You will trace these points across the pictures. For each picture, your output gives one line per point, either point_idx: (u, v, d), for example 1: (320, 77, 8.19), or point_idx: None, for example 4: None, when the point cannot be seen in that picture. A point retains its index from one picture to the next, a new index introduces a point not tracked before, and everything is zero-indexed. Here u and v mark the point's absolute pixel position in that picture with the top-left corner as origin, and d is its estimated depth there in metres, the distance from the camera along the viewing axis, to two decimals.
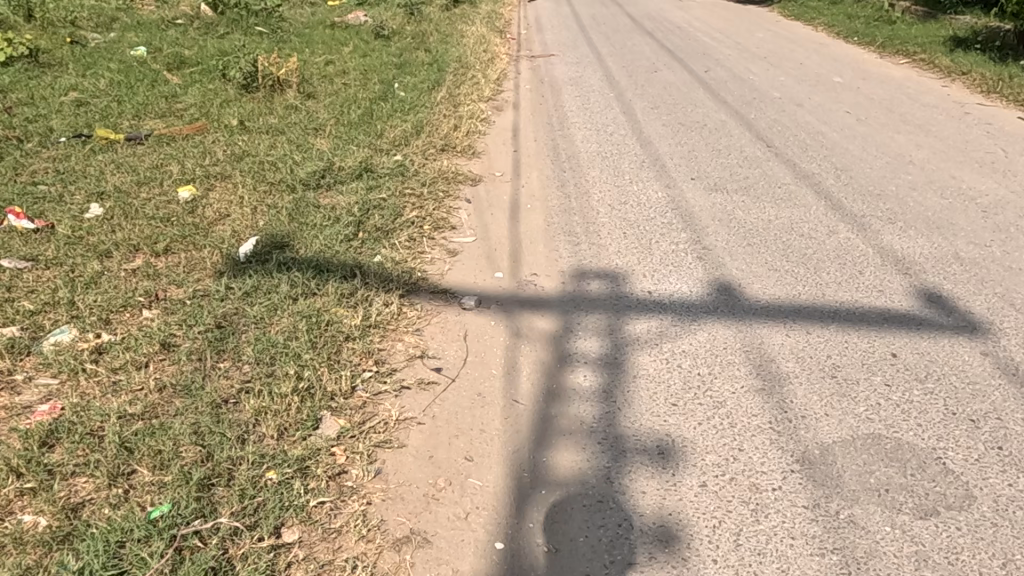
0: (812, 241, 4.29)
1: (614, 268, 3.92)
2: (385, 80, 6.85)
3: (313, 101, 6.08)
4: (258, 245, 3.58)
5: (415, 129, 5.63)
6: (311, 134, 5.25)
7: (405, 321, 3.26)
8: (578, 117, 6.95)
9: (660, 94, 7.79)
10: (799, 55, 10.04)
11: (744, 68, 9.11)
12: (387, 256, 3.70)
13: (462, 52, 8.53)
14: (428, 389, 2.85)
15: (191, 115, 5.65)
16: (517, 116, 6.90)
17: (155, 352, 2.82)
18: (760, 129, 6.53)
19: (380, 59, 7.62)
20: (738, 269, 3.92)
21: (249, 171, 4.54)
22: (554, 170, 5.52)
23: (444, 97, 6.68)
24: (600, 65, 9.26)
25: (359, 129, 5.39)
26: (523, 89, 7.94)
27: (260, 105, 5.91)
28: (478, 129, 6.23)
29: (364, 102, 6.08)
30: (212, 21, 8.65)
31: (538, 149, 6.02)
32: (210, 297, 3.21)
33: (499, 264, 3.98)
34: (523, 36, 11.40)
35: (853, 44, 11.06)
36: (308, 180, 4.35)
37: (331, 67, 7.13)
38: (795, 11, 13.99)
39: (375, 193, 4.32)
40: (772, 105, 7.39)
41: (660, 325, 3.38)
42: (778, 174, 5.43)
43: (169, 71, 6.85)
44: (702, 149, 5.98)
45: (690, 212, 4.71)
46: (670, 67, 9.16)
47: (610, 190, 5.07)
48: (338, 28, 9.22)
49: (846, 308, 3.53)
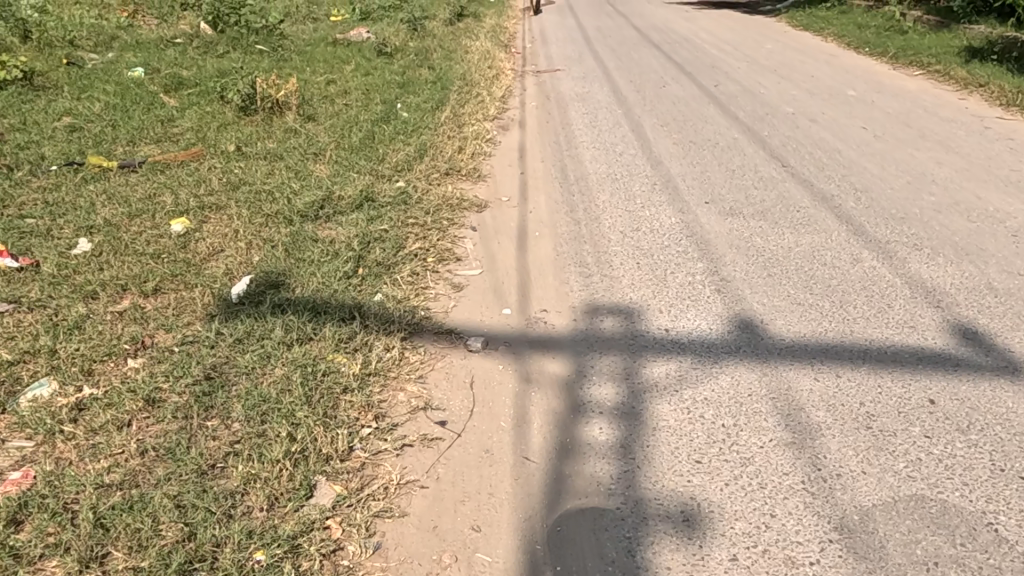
0: (836, 270, 4.08)
1: (629, 303, 3.72)
2: (387, 100, 6.68)
3: (313, 123, 5.91)
4: (252, 285, 3.39)
5: (419, 152, 5.45)
6: (310, 160, 5.07)
7: (407, 368, 3.05)
8: (586, 136, 6.76)
9: (670, 110, 7.60)
10: (810, 67, 9.84)
11: (754, 82, 8.91)
12: (388, 294, 3.51)
13: (466, 69, 8.37)
14: (432, 446, 2.64)
15: (187, 141, 5.48)
16: (524, 135, 6.71)
17: (137, 410, 2.62)
18: (775, 147, 6.32)
19: (382, 77, 7.45)
20: (760, 304, 3.71)
21: (245, 201, 4.36)
22: (562, 194, 5.33)
23: (448, 117, 6.51)
24: (608, 80, 9.07)
25: (361, 153, 5.21)
26: (529, 106, 7.75)
27: (258, 129, 5.73)
28: (483, 150, 6.04)
29: (366, 124, 5.90)
30: (212, 40, 8.50)
31: (546, 171, 5.82)
32: (200, 344, 3.01)
33: (507, 299, 3.77)
34: (528, 50, 11.24)
35: (865, 55, 10.86)
36: (307, 211, 4.17)
37: (332, 87, 6.96)
38: (804, 21, 13.79)
39: (377, 224, 4.13)
40: (785, 121, 7.18)
41: (679, 368, 3.17)
42: (796, 196, 5.22)
43: (166, 93, 6.69)
44: (716, 169, 5.78)
45: (706, 239, 4.50)
46: (678, 81, 8.97)
47: (621, 215, 4.87)
48: (340, 45, 9.07)
49: (876, 348, 3.32)
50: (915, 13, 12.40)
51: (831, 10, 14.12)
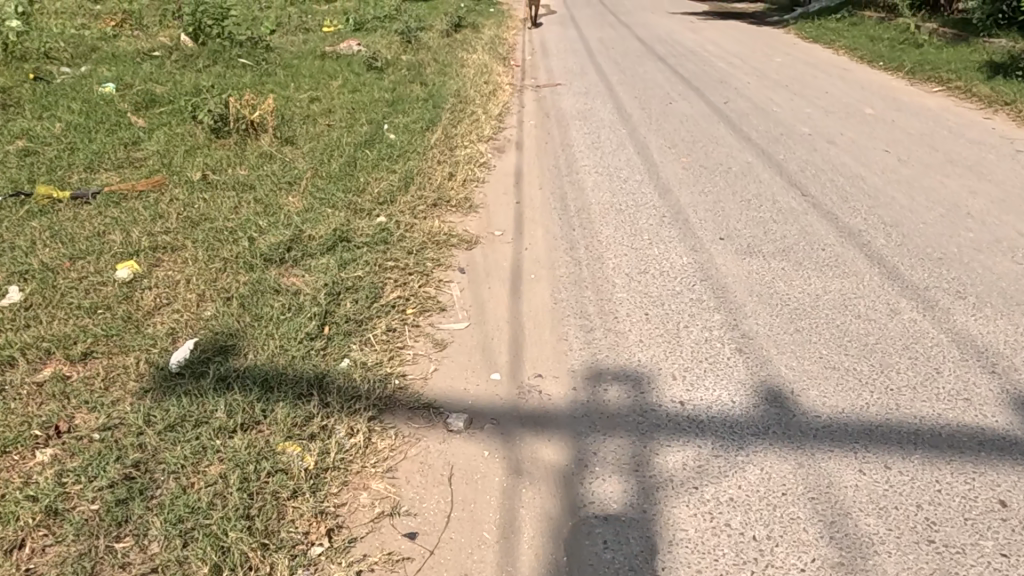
0: (872, 324, 3.59)
1: (637, 367, 3.22)
2: (374, 120, 6.20)
3: (290, 147, 5.43)
4: (197, 352, 2.90)
5: (404, 180, 4.97)
6: (283, 191, 4.59)
7: (374, 457, 2.55)
8: (588, 159, 6.28)
9: (677, 130, 7.12)
10: (823, 82, 9.36)
11: (766, 99, 8.42)
12: (358, 359, 3.02)
13: (461, 84, 7.89)
14: (397, 570, 2.15)
15: (150, 167, 5.01)
16: (521, 159, 6.24)
17: (34, 526, 2.13)
18: (793, 174, 5.83)
19: (371, 94, 6.98)
20: (789, 369, 3.21)
21: (203, 241, 3.87)
22: (561, 227, 4.84)
23: (439, 139, 6.03)
24: (611, 96, 8.59)
25: (339, 182, 4.73)
26: (527, 125, 7.28)
27: (230, 153, 5.25)
28: (476, 177, 5.56)
29: (348, 148, 5.43)
30: (192, 53, 8.04)
31: (544, 200, 5.34)
32: (124, 431, 2.52)
33: (497, 361, 3.27)
34: (528, 62, 10.79)
35: (879, 69, 10.39)
36: (271, 254, 3.68)
37: (315, 106, 6.49)
38: (813, 33, 13.32)
39: (349, 270, 3.64)
40: (802, 142, 6.70)
41: (698, 456, 2.67)
42: (819, 231, 4.73)
43: (136, 112, 6.23)
44: (730, 199, 5.29)
45: (723, 283, 4.01)
46: (685, 97, 8.50)
47: (627, 253, 4.38)
48: (328, 58, 8.61)
49: (929, 429, 2.82)
50: (930, 25, 11.92)
51: (842, 21, 13.65)
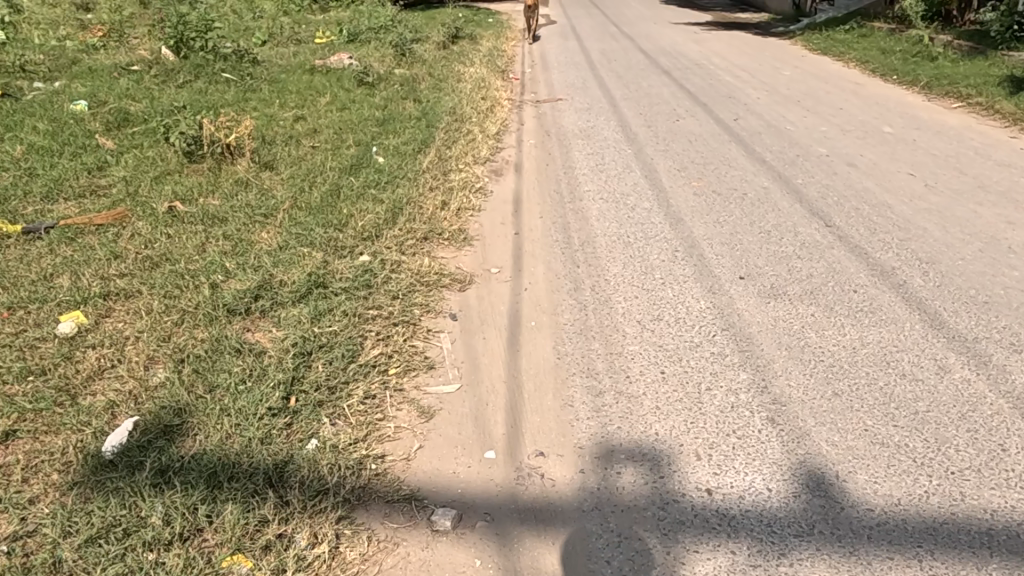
0: (920, 385, 3.15)
1: (654, 444, 2.77)
2: (362, 141, 5.76)
3: (269, 173, 4.98)
4: (136, 435, 2.46)
5: (392, 212, 4.53)
6: (257, 226, 4.15)
7: (341, 571, 2.11)
8: (592, 183, 5.85)
9: (686, 151, 6.69)
10: (836, 98, 8.95)
11: (778, 116, 8.00)
12: (328, 439, 2.57)
13: (456, 101, 7.48)
14: None
15: (114, 196, 4.57)
16: (520, 183, 5.81)
17: None
18: (814, 201, 5.40)
19: (360, 113, 6.54)
20: (831, 446, 2.77)
21: (161, 287, 3.43)
22: (564, 263, 4.40)
23: (432, 162, 5.59)
24: (615, 114, 8.17)
25: (319, 215, 4.29)
26: (526, 145, 6.86)
27: (202, 180, 4.81)
28: (471, 205, 5.14)
29: (332, 174, 4.99)
30: (173, 67, 7.62)
31: (545, 231, 4.90)
32: (38, 542, 2.08)
33: (492, 435, 2.82)
34: (527, 76, 10.39)
35: (893, 83, 9.98)
36: (235, 304, 3.24)
37: (300, 126, 6.06)
38: (821, 45, 12.91)
39: (324, 322, 3.20)
40: (820, 164, 6.26)
41: (732, 568, 2.22)
42: (848, 269, 4.30)
43: (106, 133, 5.79)
44: (748, 231, 4.85)
45: (747, 333, 3.56)
46: (693, 114, 8.09)
47: (638, 296, 3.94)
48: (318, 72, 8.19)
49: (1004, 530, 2.37)
50: (944, 37, 11.52)
51: (851, 33, 13.24)
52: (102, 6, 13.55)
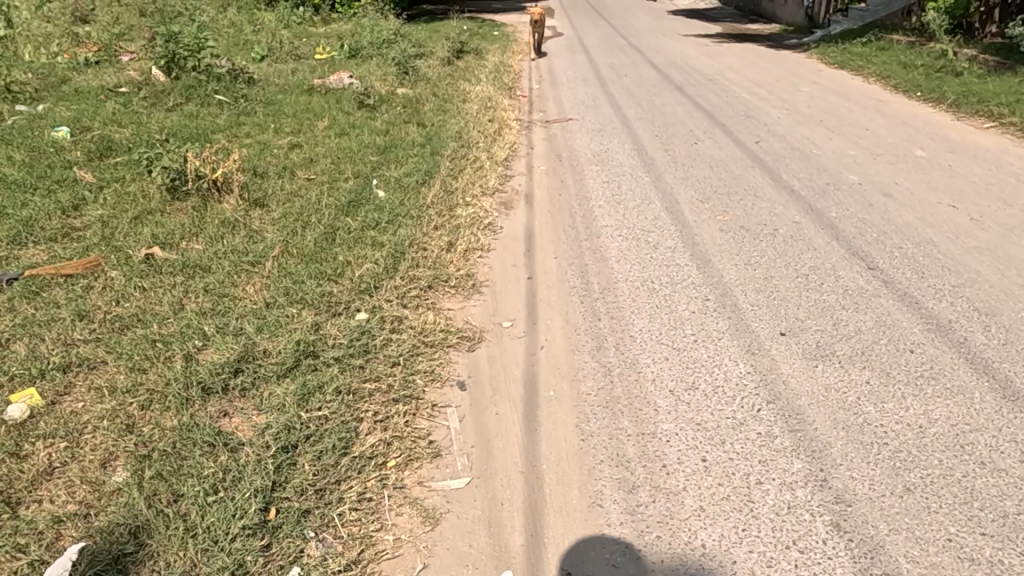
0: (1005, 477, 2.72)
1: (702, 563, 2.34)
2: (361, 172, 5.35)
3: (259, 212, 4.57)
4: (82, 567, 2.03)
5: (394, 257, 4.11)
6: (243, 278, 3.73)
7: None
8: (609, 216, 5.43)
9: (709, 178, 6.27)
10: (860, 117, 8.54)
11: (802, 138, 7.57)
12: (313, 566, 2.14)
13: (462, 124, 7.07)
14: None
15: (87, 240, 4.15)
16: (531, 217, 5.38)
17: None
18: (852, 238, 4.97)
19: (360, 139, 6.13)
20: (911, 564, 2.34)
21: (128, 357, 2.99)
22: (583, 315, 3.97)
23: (437, 195, 5.17)
24: (629, 135, 7.75)
25: (312, 263, 3.87)
26: (537, 171, 6.45)
27: (185, 221, 4.39)
28: (480, 245, 4.72)
29: (328, 212, 4.57)
30: (163, 88, 7.22)
31: (561, 274, 4.47)
32: None
33: (510, 548, 2.38)
34: (536, 93, 9.99)
35: (918, 100, 9.57)
36: (211, 381, 2.82)
37: (296, 155, 5.65)
38: (838, 58, 12.49)
39: (313, 402, 2.77)
40: (854, 194, 5.84)
41: None
42: (900, 322, 3.88)
43: (87, 164, 5.38)
44: (783, 275, 4.43)
45: (796, 407, 3.13)
46: (711, 135, 7.68)
47: (669, 357, 3.51)
48: (316, 93, 7.80)
49: None
50: (968, 52, 11.12)
51: (869, 46, 12.83)
52: (97, 17, 13.16)
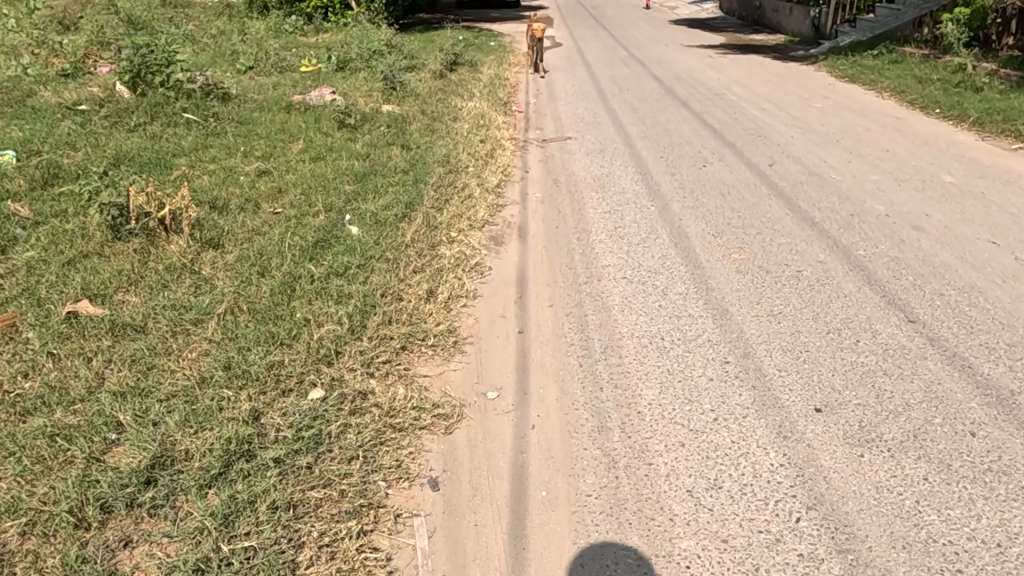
0: None
1: None
2: (333, 205, 4.78)
3: (212, 254, 3.99)
4: None
5: (362, 313, 3.53)
6: (179, 343, 3.16)
7: None
8: (612, 253, 4.86)
9: (721, 208, 5.70)
10: (879, 137, 8.00)
11: (819, 161, 7.01)
12: None
13: (451, 145, 6.52)
14: None
15: (5, 291, 3.56)
16: (524, 255, 4.81)
17: None
18: (886, 281, 4.41)
19: (336, 165, 5.56)
20: None
21: (15, 458, 2.41)
22: (583, 382, 3.39)
23: (417, 231, 4.61)
24: (632, 157, 7.20)
25: (263, 324, 3.30)
26: (532, 199, 5.89)
27: (124, 267, 3.82)
28: (465, 292, 4.15)
29: (291, 255, 4.00)
30: (127, 106, 6.65)
31: (557, 328, 3.90)
32: None
33: None
34: (532, 108, 9.45)
35: (938, 117, 9.03)
36: (114, 500, 2.25)
37: (263, 184, 5.08)
38: (848, 71, 11.95)
39: (240, 527, 2.20)
40: (883, 228, 5.28)
41: None
42: (954, 391, 3.31)
43: (27, 193, 4.80)
44: (812, 330, 3.86)
45: (842, 516, 2.56)
46: (721, 157, 7.12)
47: (685, 442, 2.94)
48: (294, 110, 7.23)
49: None
50: (987, 66, 10.61)
51: (880, 58, 12.30)
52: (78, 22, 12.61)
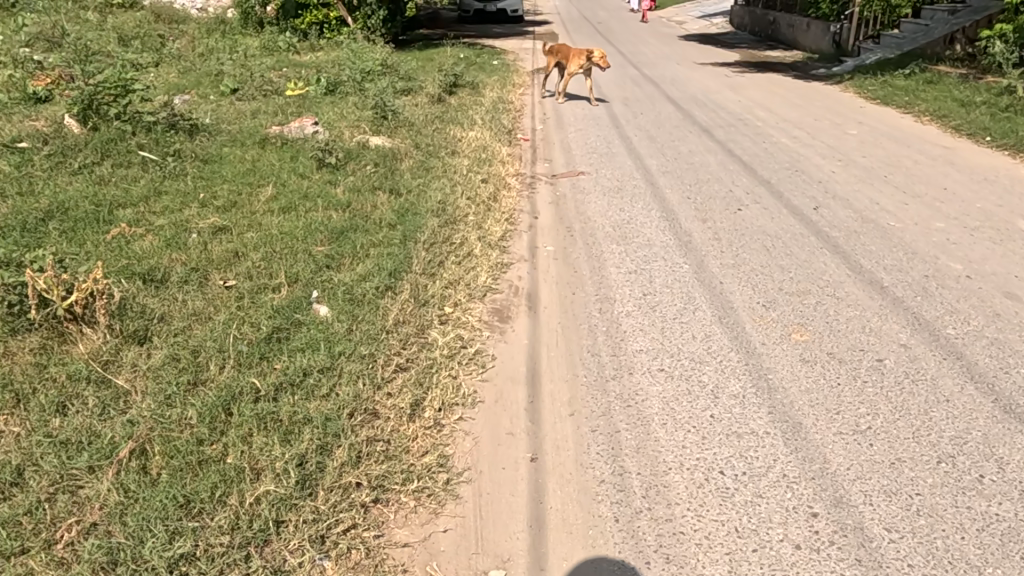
0: None
1: None
2: (300, 275, 3.87)
3: (133, 355, 3.08)
4: None
5: (320, 450, 2.61)
6: (55, 512, 2.25)
7: None
8: (643, 333, 3.94)
9: (769, 267, 4.78)
10: (932, 171, 7.10)
11: (872, 203, 6.10)
12: None
13: (448, 188, 5.62)
14: None
15: None
16: (535, 336, 3.89)
17: None
18: (995, 379, 3.49)
19: (308, 219, 4.66)
20: None
21: None
22: (620, 553, 2.45)
23: (403, 309, 3.69)
24: (655, 198, 6.29)
25: (179, 478, 2.39)
26: (544, 255, 4.98)
27: (12, 376, 2.90)
28: (462, 398, 3.23)
29: (234, 355, 3.09)
30: (74, 143, 5.77)
31: (581, 453, 2.97)
32: None
33: None
34: (540, 136, 8.56)
35: (991, 147, 8.13)
36: None
37: (217, 246, 4.18)
38: (880, 92, 11.06)
39: None
40: (969, 296, 4.36)
41: None
42: None
43: None
44: (918, 458, 2.93)
45: None
46: (757, 199, 6.21)
47: None
48: (269, 146, 6.34)
49: None
50: None
51: (913, 78, 11.41)
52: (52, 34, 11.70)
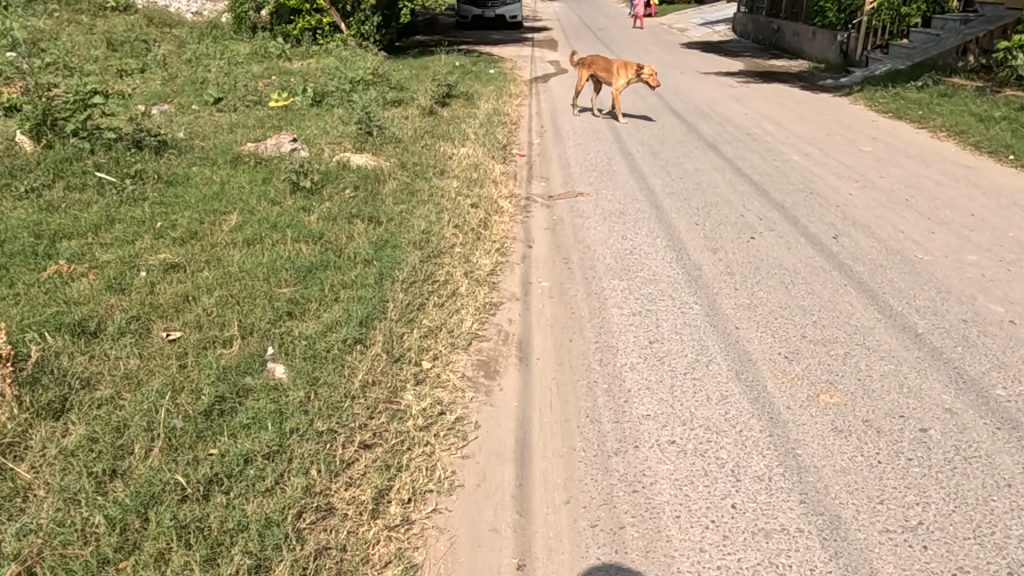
0: None
1: None
2: (256, 326, 3.37)
3: (40, 435, 2.57)
4: None
5: (254, 570, 2.11)
6: None
7: None
8: (651, 393, 3.43)
9: (790, 309, 4.28)
10: (956, 194, 6.61)
11: (895, 231, 5.62)
12: None
13: (433, 214, 5.13)
14: None
15: None
16: (527, 397, 3.38)
17: None
18: None
19: (274, 253, 4.16)
20: None
21: None
22: None
23: (373, 369, 3.19)
24: (661, 223, 5.80)
25: None
26: (538, 292, 4.48)
27: None
28: (438, 484, 2.71)
29: (164, 435, 2.59)
30: (24, 162, 5.26)
31: (578, 558, 2.46)
32: None
33: None
34: (536, 152, 8.06)
35: (1015, 167, 7.65)
36: None
37: (165, 288, 3.68)
38: (892, 105, 10.58)
39: None
40: (1017, 346, 3.87)
41: None
42: None
43: None
44: (983, 567, 2.43)
45: None
46: (771, 225, 5.71)
47: None
48: (242, 165, 5.84)
49: None
50: None
51: (926, 91, 10.93)
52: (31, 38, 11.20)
